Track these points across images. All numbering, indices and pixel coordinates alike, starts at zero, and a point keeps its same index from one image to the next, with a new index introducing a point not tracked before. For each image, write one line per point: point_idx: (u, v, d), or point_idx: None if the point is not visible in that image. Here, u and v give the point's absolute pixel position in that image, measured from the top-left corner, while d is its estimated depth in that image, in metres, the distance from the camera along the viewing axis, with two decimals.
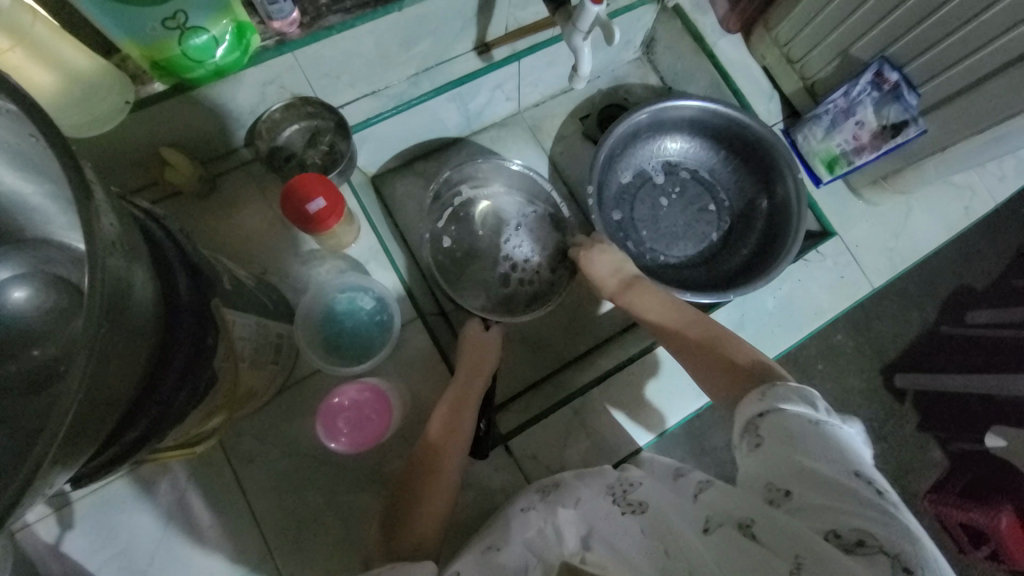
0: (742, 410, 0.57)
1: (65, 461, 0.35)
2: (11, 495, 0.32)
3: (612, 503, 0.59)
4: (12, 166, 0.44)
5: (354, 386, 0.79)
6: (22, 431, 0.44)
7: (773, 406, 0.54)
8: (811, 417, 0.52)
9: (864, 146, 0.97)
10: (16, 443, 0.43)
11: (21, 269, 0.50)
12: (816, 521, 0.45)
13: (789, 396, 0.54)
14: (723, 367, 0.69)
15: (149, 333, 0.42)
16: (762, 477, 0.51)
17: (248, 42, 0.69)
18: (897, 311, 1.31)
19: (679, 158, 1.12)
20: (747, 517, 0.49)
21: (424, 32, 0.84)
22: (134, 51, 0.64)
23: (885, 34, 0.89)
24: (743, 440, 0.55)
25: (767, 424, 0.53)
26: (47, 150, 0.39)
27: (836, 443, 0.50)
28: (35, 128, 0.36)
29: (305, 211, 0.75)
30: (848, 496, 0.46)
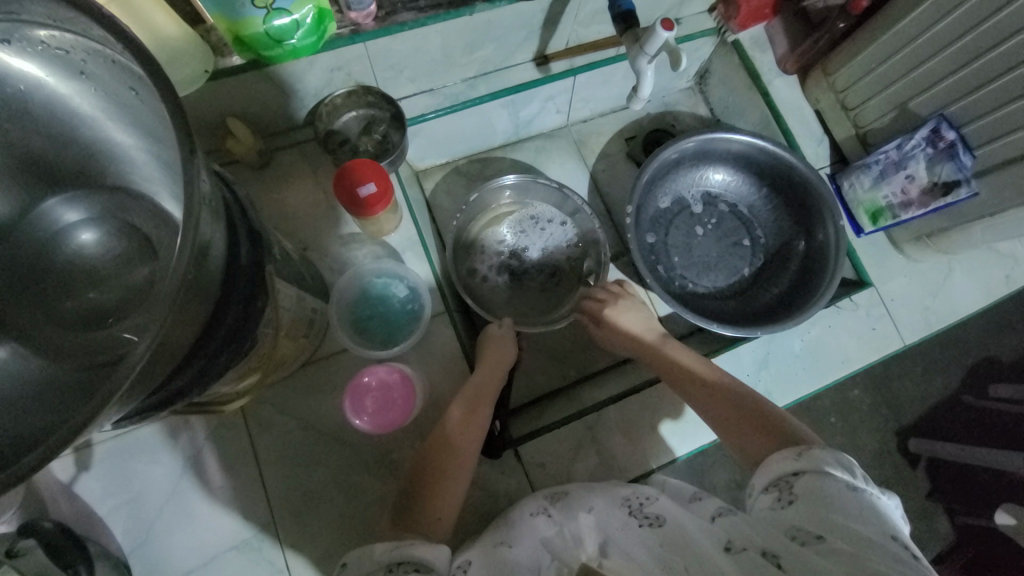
0: (776, 465, 0.58)
1: (126, 400, 0.37)
2: (85, 415, 0.34)
3: (629, 515, 0.58)
4: (117, 115, 0.49)
5: (383, 367, 0.81)
6: (86, 366, 0.46)
7: (812, 466, 0.54)
8: (848, 482, 0.52)
9: (911, 201, 0.96)
10: (82, 375, 0.46)
11: (96, 212, 0.53)
12: (846, 564, 0.45)
13: (826, 459, 0.55)
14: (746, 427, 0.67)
15: (216, 287, 0.45)
16: (791, 521, 0.51)
17: (325, 29, 0.72)
18: (921, 373, 1.28)
19: (720, 189, 1.12)
20: (772, 552, 0.48)
21: (490, 38, 0.87)
22: (222, 24, 0.67)
23: (946, 93, 0.89)
24: (772, 492, 0.56)
25: (801, 482, 0.54)
26: (153, 103, 0.43)
27: (871, 508, 0.50)
28: (150, 85, 0.40)
29: (356, 194, 0.77)
30: (886, 551, 0.45)
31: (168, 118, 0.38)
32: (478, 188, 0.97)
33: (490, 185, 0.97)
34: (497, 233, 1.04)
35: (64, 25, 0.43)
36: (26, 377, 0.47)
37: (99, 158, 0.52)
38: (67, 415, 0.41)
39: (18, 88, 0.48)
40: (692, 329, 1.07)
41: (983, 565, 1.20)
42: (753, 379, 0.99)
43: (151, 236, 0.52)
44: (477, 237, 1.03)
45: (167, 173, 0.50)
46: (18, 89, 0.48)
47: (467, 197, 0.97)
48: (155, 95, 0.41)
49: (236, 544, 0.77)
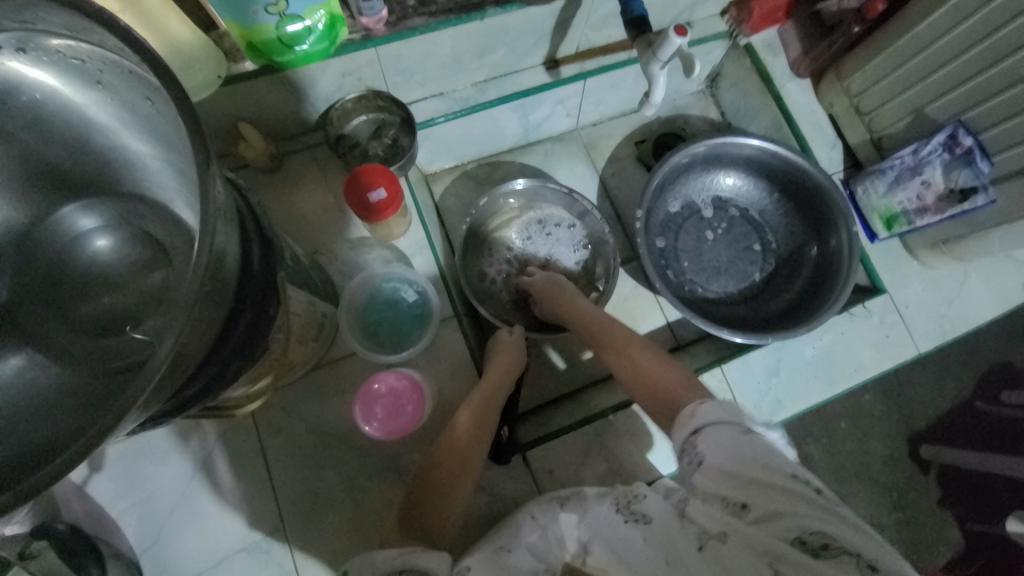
0: (681, 428, 0.61)
1: (146, 406, 0.38)
2: (105, 424, 0.35)
3: (615, 512, 0.59)
4: (132, 124, 0.50)
5: (393, 373, 0.81)
6: (105, 373, 0.47)
7: (706, 421, 0.59)
8: (740, 428, 0.57)
9: (927, 208, 0.94)
10: (100, 382, 0.46)
11: (111, 219, 0.52)
12: (779, 530, 0.48)
13: (712, 410, 0.60)
14: (661, 387, 0.74)
15: (229, 297, 0.45)
16: (718, 493, 0.53)
17: (337, 34, 0.72)
18: (934, 380, 1.26)
19: (731, 194, 1.11)
20: (720, 532, 0.50)
21: (499, 43, 0.87)
22: (235, 30, 0.67)
23: (964, 99, 0.87)
24: (683, 458, 0.59)
25: (703, 442, 0.57)
26: (169, 113, 0.43)
27: (767, 446, 0.55)
28: (164, 94, 0.41)
29: (366, 200, 0.77)
30: (801, 497, 0.49)
31: (183, 126, 0.39)
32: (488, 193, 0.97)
33: (499, 189, 0.97)
34: (506, 232, 1.03)
35: (80, 35, 0.43)
36: (45, 384, 0.48)
37: (114, 167, 0.52)
38: (90, 422, 0.41)
39: (32, 97, 0.49)
40: (701, 334, 1.06)
41: None
42: (763, 386, 0.98)
43: (166, 243, 0.52)
44: (486, 240, 1.02)
45: (180, 180, 0.50)
46: (32, 98, 0.49)
47: (476, 201, 0.97)
48: (170, 105, 0.41)
49: (245, 546, 0.78)
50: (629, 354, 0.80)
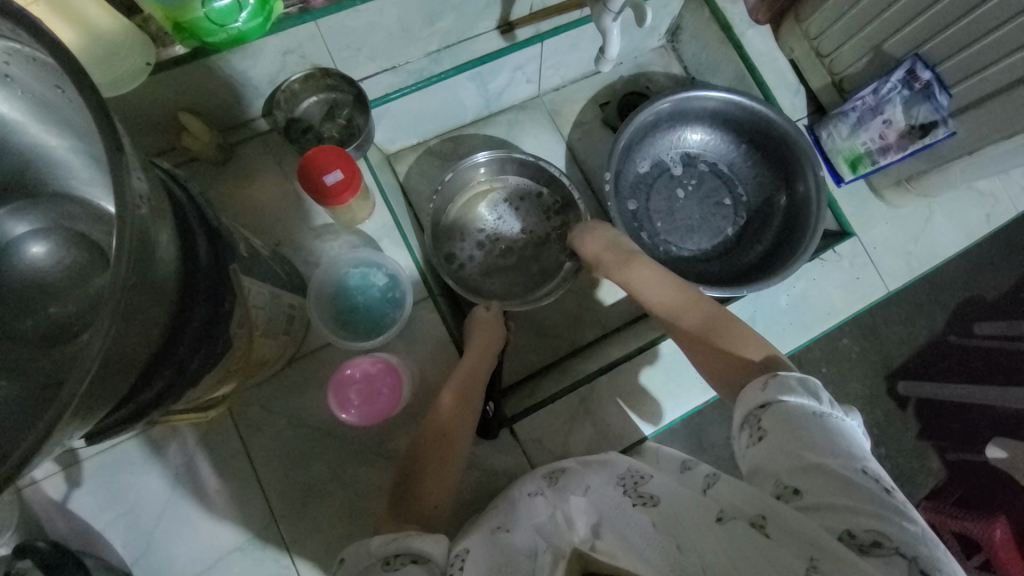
0: (744, 400, 0.57)
1: (86, 412, 0.36)
2: (39, 434, 0.34)
3: (623, 495, 0.57)
4: (47, 120, 0.46)
5: (367, 359, 0.79)
6: (43, 386, 0.44)
7: (775, 398, 0.54)
8: (814, 409, 0.53)
9: (890, 146, 0.95)
10: (37, 393, 0.43)
11: (41, 223, 0.50)
12: (827, 521, 0.46)
13: (790, 387, 0.55)
14: (727, 357, 0.68)
15: (171, 294, 0.43)
16: (770, 473, 0.51)
17: (271, 9, 0.68)
18: (907, 318, 1.29)
19: (699, 149, 1.10)
20: (758, 516, 0.48)
21: (448, 8, 0.83)
22: (157, 12, 0.63)
23: (920, 32, 0.86)
24: (744, 430, 0.56)
25: (769, 415, 0.54)
26: (80, 102, 0.40)
27: (840, 436, 0.51)
28: (65, 77, 0.38)
29: (322, 183, 0.74)
30: (862, 492, 0.46)
31: (91, 114, 0.35)
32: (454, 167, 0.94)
33: (466, 162, 0.94)
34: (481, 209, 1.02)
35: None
36: None
37: (37, 168, 0.49)
38: (21, 436, 0.38)
39: None
40: None
41: (974, 497, 1.24)
42: None
43: (104, 242, 0.50)
44: (457, 218, 1.00)
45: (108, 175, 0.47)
46: None
47: (442, 177, 0.94)
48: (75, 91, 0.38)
49: (239, 546, 0.77)
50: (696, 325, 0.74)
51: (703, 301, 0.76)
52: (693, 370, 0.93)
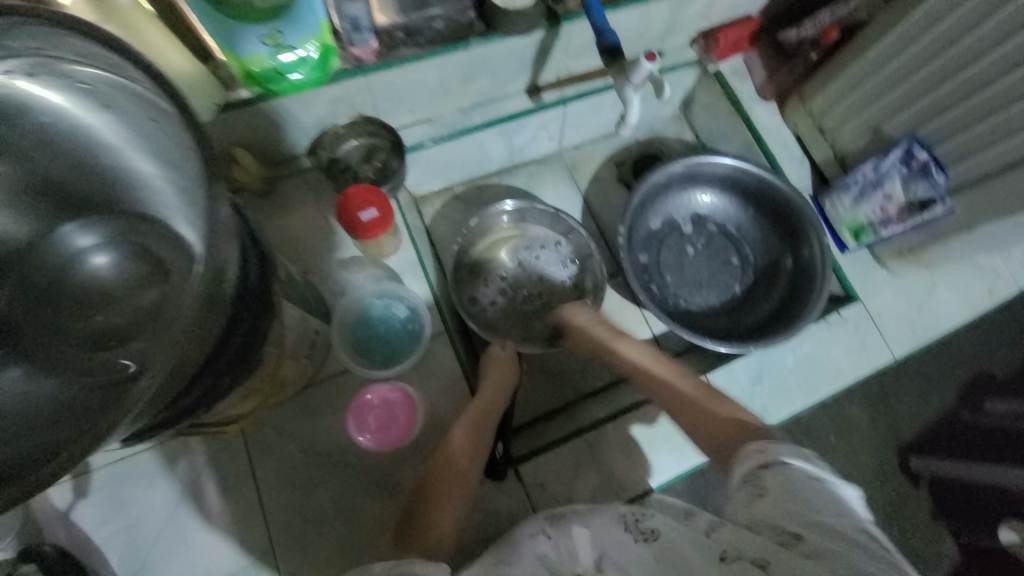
0: (744, 459, 0.57)
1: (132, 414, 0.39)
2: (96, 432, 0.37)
3: (624, 530, 0.58)
4: (138, 144, 0.53)
5: (386, 386, 0.83)
6: (101, 385, 0.47)
7: (777, 457, 0.54)
8: (813, 472, 0.53)
9: (891, 218, 0.99)
10: (95, 393, 0.47)
11: (111, 236, 0.52)
12: (837, 569, 0.44)
13: (790, 449, 0.55)
14: (716, 424, 0.70)
15: (224, 312, 0.46)
16: (771, 522, 0.50)
17: (329, 64, 0.77)
18: (918, 391, 1.29)
19: (709, 211, 1.15)
20: (762, 558, 0.47)
21: (484, 70, 0.92)
22: (232, 61, 0.72)
23: (917, 116, 0.94)
24: (743, 489, 0.55)
25: (770, 475, 0.53)
26: (175, 130, 0.46)
27: (837, 498, 0.51)
28: (183, 129, 0.44)
29: (358, 219, 0.80)
30: (863, 549, 0.45)
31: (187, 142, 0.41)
32: (481, 212, 1.01)
33: (491, 209, 1.01)
34: (502, 254, 1.06)
35: (88, 60, 0.46)
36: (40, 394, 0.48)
37: (116, 186, 0.54)
38: (88, 426, 0.43)
39: (41, 121, 0.52)
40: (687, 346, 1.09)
41: None
42: (749, 394, 1.00)
43: (166, 260, 0.52)
44: (477, 262, 1.04)
45: (191, 204, 0.52)
46: (44, 120, 0.52)
47: (470, 220, 1.01)
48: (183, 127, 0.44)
49: (235, 571, 0.77)
50: (679, 392, 0.77)
51: (683, 373, 0.80)
52: None
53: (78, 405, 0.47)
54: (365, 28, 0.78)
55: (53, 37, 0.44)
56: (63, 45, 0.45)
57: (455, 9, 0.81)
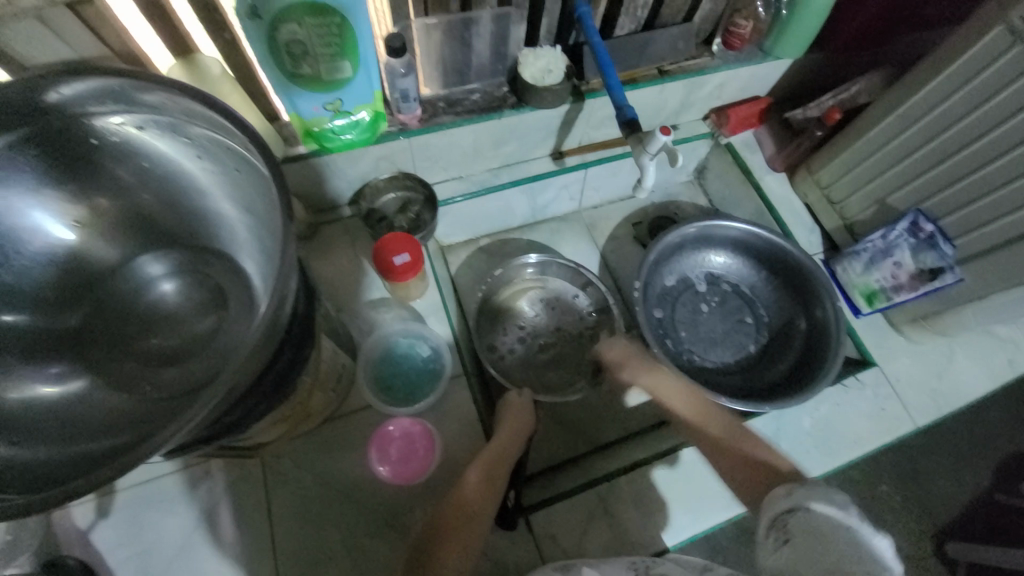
0: (771, 505, 0.58)
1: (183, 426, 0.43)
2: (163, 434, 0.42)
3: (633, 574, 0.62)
4: (219, 188, 0.61)
5: (408, 419, 0.87)
6: (165, 398, 0.54)
7: (802, 503, 0.55)
8: (843, 521, 0.52)
9: (902, 285, 1.02)
10: (159, 404, 0.53)
11: (177, 266, 0.59)
12: None
13: (816, 496, 0.55)
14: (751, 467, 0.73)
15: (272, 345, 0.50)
16: (798, 572, 0.51)
17: (378, 126, 0.88)
18: (948, 468, 1.24)
19: (722, 271, 1.20)
20: None
21: (513, 137, 1.02)
22: (295, 122, 0.83)
23: (920, 190, 0.98)
24: (772, 535, 0.57)
25: (795, 522, 0.55)
26: (261, 174, 0.56)
27: (867, 552, 0.50)
28: (273, 184, 0.53)
29: (391, 263, 0.87)
30: None
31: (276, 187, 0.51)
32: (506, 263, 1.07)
33: (514, 261, 1.06)
34: (523, 302, 1.11)
35: (201, 122, 0.56)
36: (104, 405, 0.54)
37: (192, 224, 0.61)
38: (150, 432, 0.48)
39: (142, 164, 0.59)
40: None
41: None
42: None
43: (225, 288, 0.59)
44: (499, 310, 1.10)
45: (263, 245, 0.60)
46: (143, 165, 0.59)
47: (495, 270, 1.07)
48: (268, 172, 0.53)
49: None
50: (709, 434, 0.82)
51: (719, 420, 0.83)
52: (714, 486, 0.92)
53: (142, 415, 0.53)
54: (412, 98, 0.87)
55: (174, 100, 0.54)
56: (181, 108, 0.55)
57: (493, 85, 0.98)
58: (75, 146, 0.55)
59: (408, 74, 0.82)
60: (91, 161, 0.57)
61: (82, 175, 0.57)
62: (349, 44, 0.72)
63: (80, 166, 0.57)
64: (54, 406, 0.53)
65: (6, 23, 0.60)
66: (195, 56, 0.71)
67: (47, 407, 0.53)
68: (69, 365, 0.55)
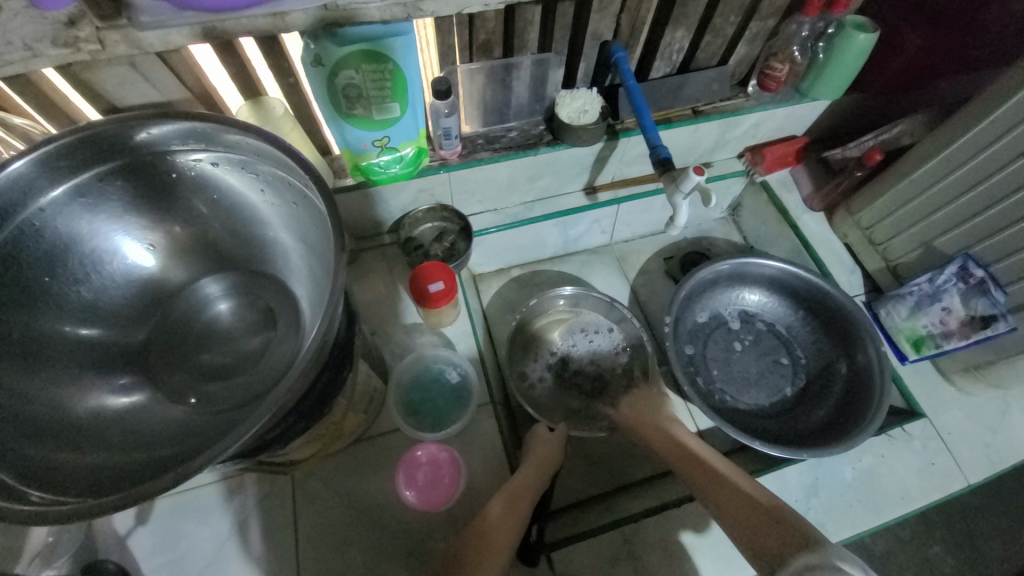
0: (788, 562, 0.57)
1: (230, 443, 0.46)
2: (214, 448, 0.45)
3: None
4: (277, 218, 0.66)
5: (435, 445, 0.88)
6: (215, 412, 0.58)
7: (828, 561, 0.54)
8: None
9: (952, 332, 0.98)
10: (212, 417, 0.58)
11: (234, 288, 0.64)
12: None
13: (846, 557, 0.54)
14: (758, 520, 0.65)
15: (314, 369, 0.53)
16: None
17: (420, 161, 0.93)
18: (1009, 533, 1.14)
19: (756, 309, 1.18)
20: None
21: (547, 172, 1.06)
22: (346, 156, 0.89)
23: (968, 234, 0.94)
24: None
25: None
26: (317, 207, 0.61)
27: None
28: (327, 215, 0.57)
29: (427, 291, 0.90)
30: None
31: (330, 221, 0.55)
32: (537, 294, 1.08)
33: (544, 294, 1.07)
34: (552, 334, 1.12)
35: (267, 159, 0.61)
36: (160, 416, 0.58)
37: (247, 249, 0.66)
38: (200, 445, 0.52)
39: (211, 196, 0.65)
40: (734, 446, 1.06)
41: None
42: (803, 506, 0.94)
43: (275, 310, 0.63)
44: (530, 339, 1.11)
45: (314, 271, 0.64)
46: (212, 197, 0.64)
47: (528, 300, 1.08)
48: (323, 204, 0.58)
49: None
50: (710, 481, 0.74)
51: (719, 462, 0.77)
52: None
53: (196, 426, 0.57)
54: (453, 135, 0.92)
55: (246, 139, 0.60)
56: (253, 148, 0.61)
57: (530, 124, 1.02)
58: (157, 178, 0.62)
59: (451, 114, 0.88)
60: (169, 191, 0.63)
61: (159, 204, 0.63)
62: (400, 88, 0.78)
63: (160, 195, 0.63)
64: (117, 415, 0.57)
65: (102, 69, 0.68)
66: (263, 99, 0.78)
67: (113, 417, 0.57)
68: (134, 377, 0.60)
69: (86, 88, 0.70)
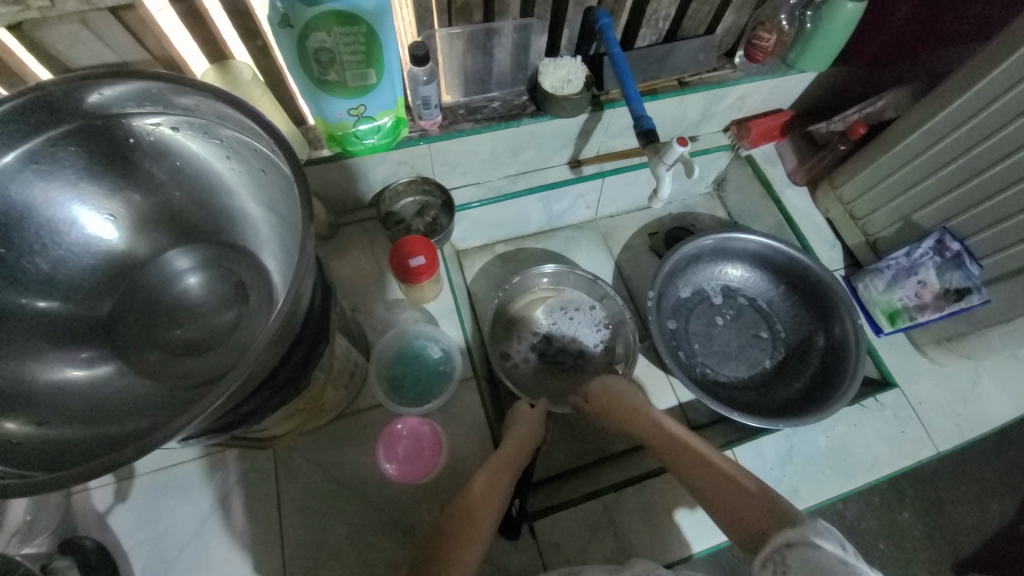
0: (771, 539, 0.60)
1: (193, 416, 0.44)
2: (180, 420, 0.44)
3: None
4: (246, 188, 0.64)
5: (416, 419, 0.88)
6: (185, 387, 0.57)
7: (804, 537, 0.57)
8: (841, 556, 0.55)
9: (926, 305, 1.00)
10: (181, 391, 0.57)
11: (204, 261, 0.63)
12: None
13: (822, 532, 0.57)
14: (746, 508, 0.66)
15: (286, 342, 0.52)
16: None
17: (399, 132, 0.90)
18: (972, 497, 1.20)
19: (738, 284, 1.19)
20: None
21: (530, 145, 1.04)
22: (321, 125, 0.86)
23: (947, 208, 0.95)
24: (768, 567, 0.58)
25: (793, 554, 0.56)
26: (285, 174, 0.58)
27: None
28: (295, 184, 0.55)
29: (407, 265, 0.88)
30: None
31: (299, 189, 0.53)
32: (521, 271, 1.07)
33: (528, 270, 1.06)
34: (536, 310, 1.12)
35: (230, 124, 0.58)
36: (128, 390, 0.57)
37: (218, 220, 0.64)
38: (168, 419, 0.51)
39: (175, 164, 0.62)
40: (713, 417, 1.08)
41: None
42: (777, 473, 0.97)
43: (247, 284, 0.62)
44: (515, 315, 1.11)
45: (285, 244, 0.62)
46: (176, 164, 0.62)
47: (512, 277, 1.07)
48: (290, 172, 0.55)
49: None
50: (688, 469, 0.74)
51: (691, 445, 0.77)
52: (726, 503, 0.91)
53: (166, 400, 0.56)
54: (433, 105, 0.89)
55: (206, 103, 0.57)
56: (214, 112, 0.58)
57: (513, 94, 0.99)
58: (115, 145, 0.59)
59: (430, 82, 0.84)
60: (129, 158, 0.60)
61: (120, 172, 0.61)
62: (374, 53, 0.75)
63: (121, 162, 0.60)
64: (82, 389, 0.56)
65: (50, 27, 0.64)
66: (230, 63, 0.74)
67: (77, 390, 0.55)
68: (98, 351, 0.58)
69: (35, 47, 0.66)
